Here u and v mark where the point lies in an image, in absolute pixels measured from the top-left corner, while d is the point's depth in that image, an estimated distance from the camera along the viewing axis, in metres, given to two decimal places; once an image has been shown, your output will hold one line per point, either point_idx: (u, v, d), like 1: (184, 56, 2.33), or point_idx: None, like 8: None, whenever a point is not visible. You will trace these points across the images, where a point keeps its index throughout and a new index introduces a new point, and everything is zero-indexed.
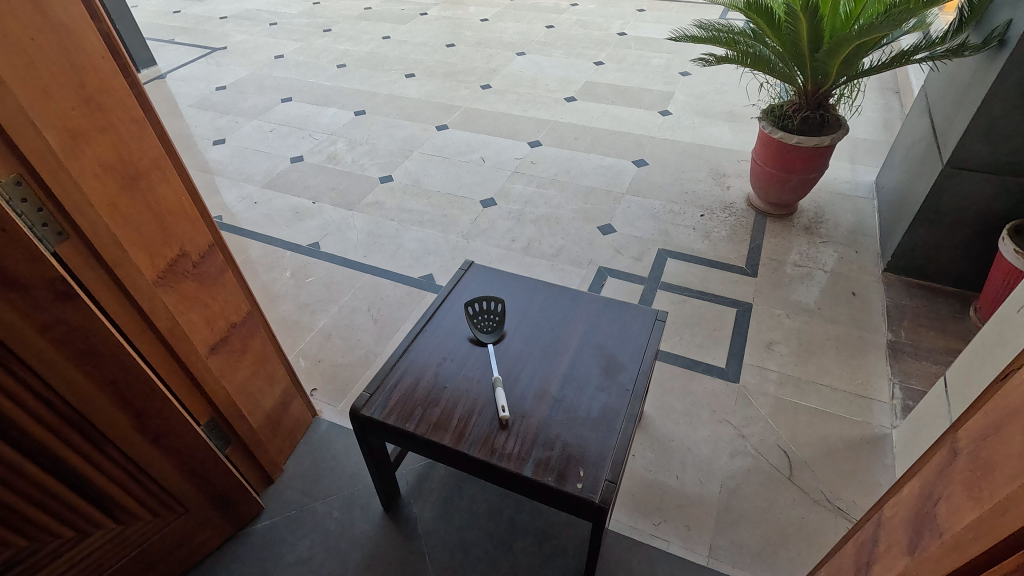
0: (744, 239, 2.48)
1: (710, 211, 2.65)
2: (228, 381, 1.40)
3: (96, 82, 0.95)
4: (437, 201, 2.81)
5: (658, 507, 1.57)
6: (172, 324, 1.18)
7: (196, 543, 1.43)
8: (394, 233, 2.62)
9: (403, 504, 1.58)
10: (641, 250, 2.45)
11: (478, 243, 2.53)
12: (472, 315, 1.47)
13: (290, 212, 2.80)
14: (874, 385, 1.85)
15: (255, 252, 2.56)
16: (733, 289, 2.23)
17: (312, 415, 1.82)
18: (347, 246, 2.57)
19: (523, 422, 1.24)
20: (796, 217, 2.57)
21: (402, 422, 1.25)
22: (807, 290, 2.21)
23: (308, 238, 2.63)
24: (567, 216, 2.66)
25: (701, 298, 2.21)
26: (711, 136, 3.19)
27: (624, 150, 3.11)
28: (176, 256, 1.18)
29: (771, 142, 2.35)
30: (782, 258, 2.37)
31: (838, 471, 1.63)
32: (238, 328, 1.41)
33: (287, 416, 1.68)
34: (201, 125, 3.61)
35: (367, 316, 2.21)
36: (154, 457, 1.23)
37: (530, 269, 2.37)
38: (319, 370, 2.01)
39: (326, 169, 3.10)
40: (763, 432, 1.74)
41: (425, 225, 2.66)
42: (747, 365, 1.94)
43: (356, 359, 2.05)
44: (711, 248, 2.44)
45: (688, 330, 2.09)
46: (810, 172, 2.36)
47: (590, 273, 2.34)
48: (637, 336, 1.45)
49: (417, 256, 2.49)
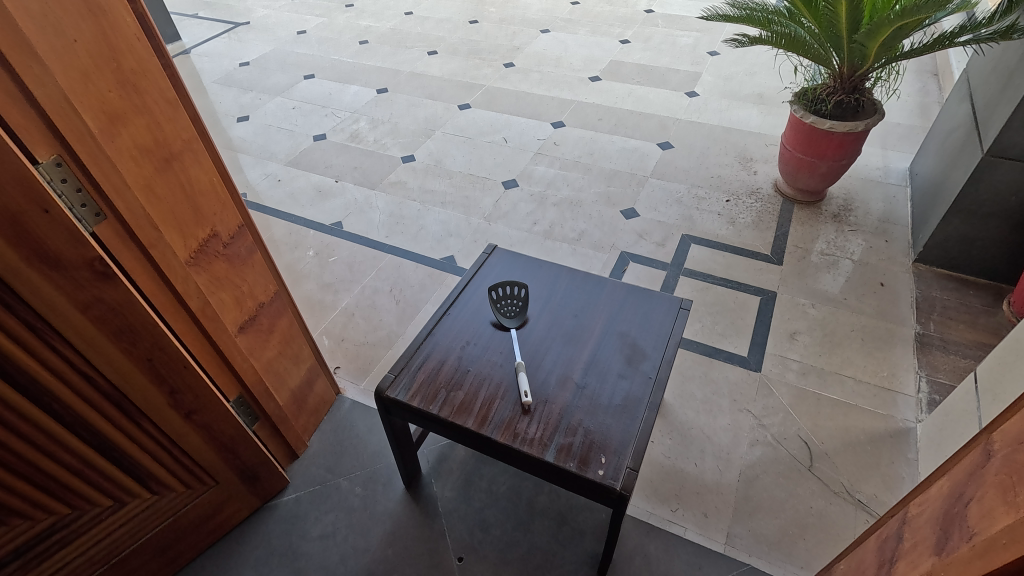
0: (770, 226, 2.43)
1: (736, 196, 2.59)
2: (256, 359, 1.43)
3: (131, 64, 0.96)
4: (458, 182, 2.80)
5: (676, 493, 1.58)
6: (203, 304, 1.20)
7: (226, 513, 1.49)
8: (417, 214, 2.63)
9: (424, 484, 1.62)
10: (664, 235, 2.42)
11: (499, 226, 2.53)
12: (495, 300, 1.47)
13: (313, 191, 2.82)
14: (899, 378, 1.82)
15: (279, 231, 2.59)
16: (757, 277, 2.20)
17: (336, 393, 1.85)
18: (370, 226, 2.59)
19: (545, 408, 1.25)
20: (824, 203, 2.50)
21: (426, 404, 1.27)
22: (831, 279, 2.17)
23: (330, 217, 2.65)
24: (589, 200, 2.63)
25: (723, 285, 2.18)
26: (738, 119, 3.10)
27: (649, 133, 3.05)
28: (207, 236, 1.20)
29: (802, 127, 2.28)
30: (809, 246, 2.32)
31: (860, 464, 1.62)
32: (266, 308, 1.43)
33: (311, 394, 1.71)
34: (225, 101, 3.63)
35: (389, 297, 2.23)
36: (187, 432, 1.26)
37: (551, 253, 2.37)
38: (342, 349, 2.04)
39: (349, 148, 3.10)
40: (784, 422, 1.73)
41: (447, 206, 2.66)
42: (769, 354, 1.93)
43: (379, 339, 2.08)
44: (736, 235, 2.40)
45: (709, 317, 2.07)
46: (841, 159, 2.29)
47: (612, 258, 2.33)
48: (661, 325, 1.44)
49: (439, 237, 2.50)
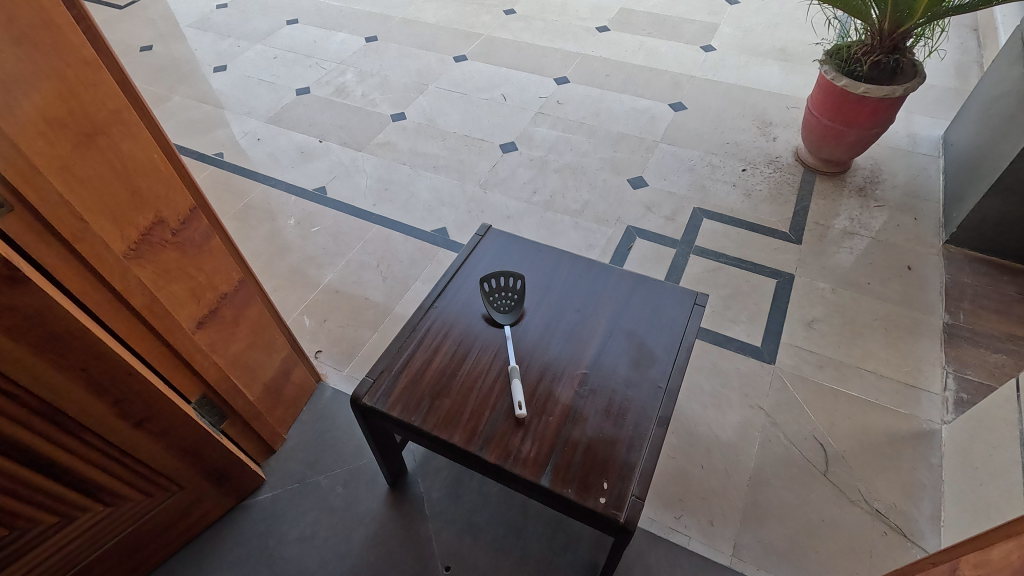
0: (789, 199, 2.23)
1: (753, 164, 2.38)
2: (220, 355, 1.29)
3: (30, 18, 0.76)
4: (452, 145, 2.58)
5: (680, 497, 1.47)
6: (149, 301, 1.05)
7: (196, 516, 1.38)
8: (407, 180, 2.43)
9: (410, 483, 1.50)
10: (674, 208, 2.24)
11: (496, 195, 2.34)
12: (488, 292, 1.32)
13: (295, 151, 2.60)
14: (924, 373, 1.69)
15: (258, 196, 2.40)
16: (774, 257, 2.03)
17: (316, 381, 1.72)
18: (356, 192, 2.39)
19: (541, 420, 1.11)
20: (849, 174, 2.30)
21: (407, 414, 1.13)
22: (854, 260, 2.00)
23: (313, 181, 2.45)
24: (594, 167, 2.43)
25: (737, 266, 2.01)
26: (758, 76, 2.84)
27: (660, 91, 2.81)
28: (151, 223, 1.03)
29: (833, 92, 2.06)
30: (831, 222, 2.14)
31: (878, 468, 1.51)
32: (230, 298, 1.27)
33: (289, 384, 1.58)
34: (201, 48, 3.34)
35: (376, 273, 2.08)
36: (139, 440, 1.13)
37: (551, 227, 2.20)
38: (325, 331, 1.90)
39: (334, 104, 2.86)
40: (798, 421, 1.61)
41: (440, 171, 2.46)
42: (784, 345, 1.78)
43: (363, 320, 1.93)
44: (752, 209, 2.21)
45: (721, 302, 1.91)
46: (872, 128, 2.07)
47: (617, 234, 2.16)
48: (673, 323, 1.29)
49: (430, 206, 2.31)
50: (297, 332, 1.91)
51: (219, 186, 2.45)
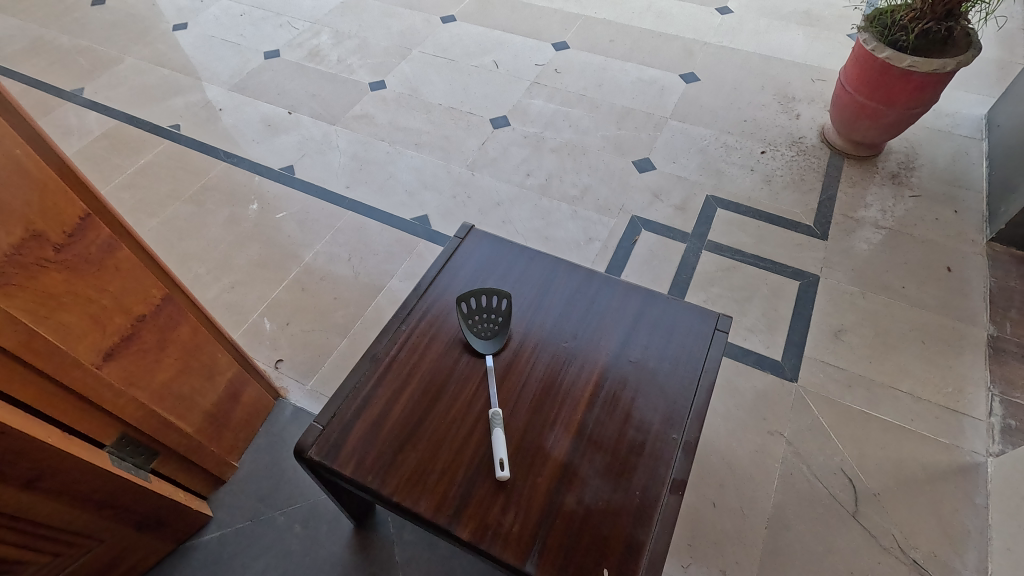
0: (814, 186, 1.99)
1: (774, 145, 2.12)
2: (141, 388, 1.06)
3: None
4: (437, 118, 2.30)
5: (688, 542, 1.29)
6: (26, 339, 0.81)
7: (127, 565, 1.19)
8: (385, 159, 2.17)
9: (378, 522, 1.31)
10: (684, 196, 1.99)
11: (484, 178, 2.09)
12: (466, 314, 1.09)
13: (261, 123, 2.32)
14: (967, 396, 1.48)
15: (217, 175, 2.13)
16: (796, 255, 1.80)
17: (275, 398, 1.51)
18: (327, 171, 2.13)
19: (527, 483, 0.91)
20: (881, 159, 2.04)
21: (363, 473, 0.92)
22: (887, 260, 1.77)
23: (280, 158, 2.19)
24: (595, 146, 2.17)
25: (754, 264, 1.79)
26: (780, 43, 2.54)
27: (671, 59, 2.51)
28: (21, 239, 0.78)
29: (872, 66, 1.78)
30: (861, 214, 1.90)
31: (914, 509, 1.32)
32: (151, 320, 1.04)
33: (237, 406, 1.36)
34: (161, 3, 3.00)
35: (347, 267, 1.84)
36: (35, 500, 0.92)
37: (546, 216, 1.96)
38: (287, 336, 1.68)
39: (307, 69, 2.56)
40: (823, 450, 1.41)
41: (422, 149, 2.20)
42: (807, 359, 1.57)
43: (331, 324, 1.70)
44: (771, 198, 1.96)
45: (736, 307, 1.69)
46: (913, 108, 1.81)
47: (619, 225, 1.92)
48: (690, 354, 1.07)
49: (411, 190, 2.06)
50: (256, 337, 1.68)
51: (175, 164, 2.18)
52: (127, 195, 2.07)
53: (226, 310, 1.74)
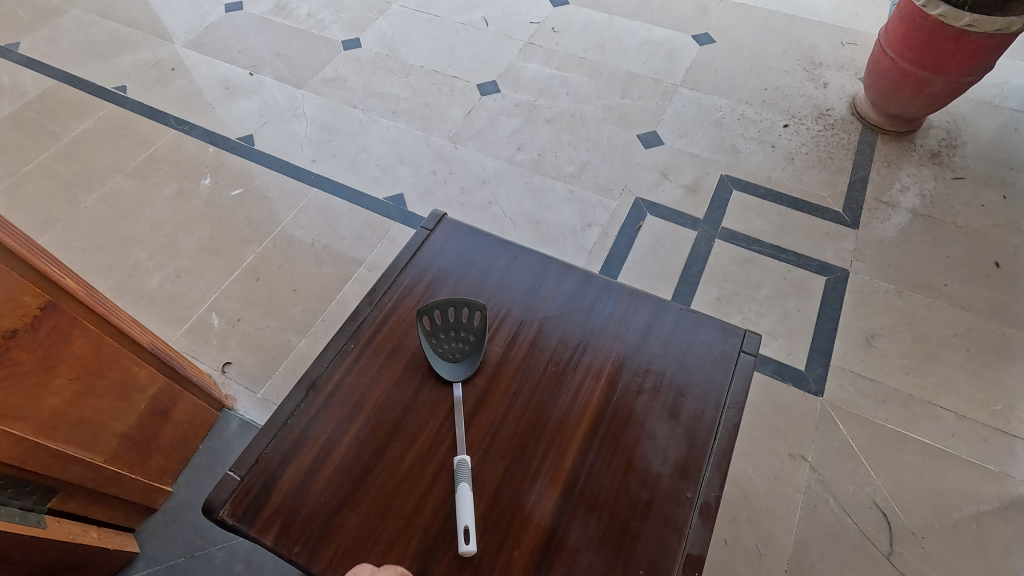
0: (843, 165, 1.75)
1: (798, 117, 1.87)
2: (21, 419, 0.85)
3: None
4: (417, 82, 2.04)
5: None
6: None
7: None
8: (357, 128, 1.91)
9: None
10: (695, 175, 1.75)
11: (469, 151, 1.84)
12: (431, 330, 0.87)
13: (219, 86, 2.05)
14: (1018, 415, 1.29)
15: (166, 145, 1.88)
16: (822, 246, 1.57)
17: (219, 409, 1.31)
18: (291, 142, 1.88)
19: (498, 559, 0.71)
20: (920, 135, 1.80)
21: (290, 543, 0.72)
22: (926, 252, 1.55)
23: (238, 126, 1.93)
24: (595, 116, 1.91)
25: (773, 256, 1.56)
26: (806, 0, 2.26)
27: (683, 18, 2.23)
28: None
29: (922, 25, 1.52)
30: (897, 198, 1.67)
31: (958, 551, 1.13)
32: (25, 335, 0.81)
33: (167, 424, 1.15)
34: None
35: (309, 255, 1.61)
36: None
37: (538, 197, 1.72)
38: (238, 335, 1.46)
39: (273, 25, 2.27)
40: (853, 478, 1.21)
41: (399, 117, 1.94)
42: (834, 369, 1.36)
43: (289, 321, 1.49)
44: (795, 179, 1.72)
45: (753, 306, 1.48)
46: (966, 75, 1.56)
47: (621, 208, 1.69)
48: (710, 382, 0.85)
49: (385, 165, 1.81)
50: (202, 336, 1.46)
51: (118, 131, 1.92)
52: (61, 166, 1.82)
53: (170, 303, 1.52)
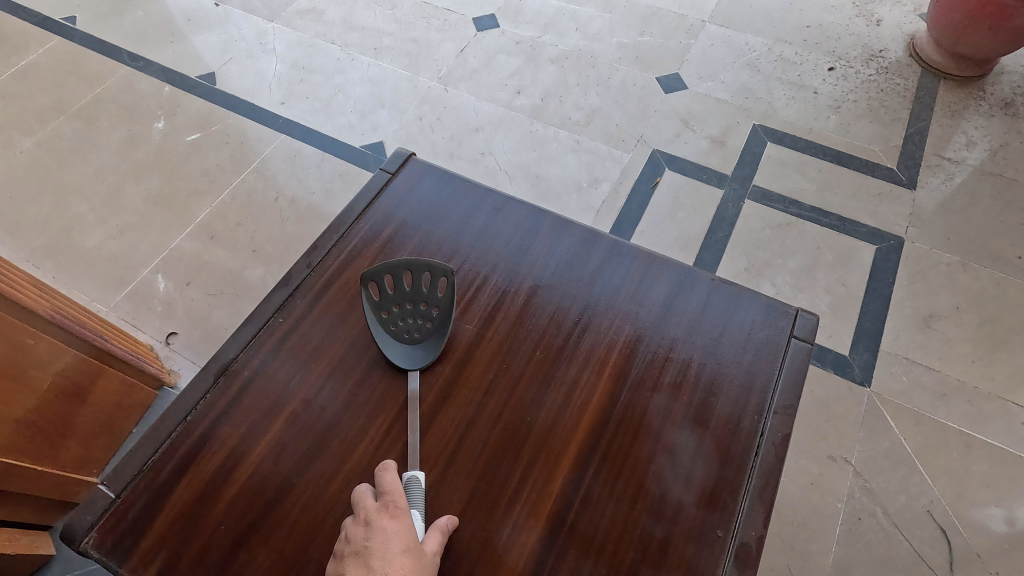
0: (897, 116, 1.49)
1: (845, 59, 1.60)
2: None
3: None
4: (404, 15, 1.78)
5: None
6: None
7: None
8: (334, 67, 1.67)
9: None
10: (723, 124, 1.50)
11: (461, 94, 1.59)
12: (384, 300, 0.66)
13: (179, 18, 1.81)
14: None
15: (117, 83, 1.65)
16: (871, 209, 1.34)
17: (159, 388, 1.12)
18: (258, 82, 1.64)
19: None
20: (990, 81, 1.53)
21: None
22: (995, 218, 1.31)
23: (200, 63, 1.69)
24: (608, 55, 1.65)
25: (813, 220, 1.33)
26: None
27: None
28: None
29: None
30: (961, 154, 1.41)
31: None
32: None
33: (88, 407, 0.97)
34: None
35: (273, 211, 1.39)
36: None
37: (539, 147, 1.49)
38: (186, 301, 1.27)
39: None
40: (904, 486, 1.01)
41: (383, 54, 1.69)
42: (884, 355, 1.15)
43: (246, 286, 1.29)
44: (841, 131, 1.47)
45: (787, 278, 1.25)
46: None
47: (635, 162, 1.45)
48: (750, 376, 0.64)
49: (364, 108, 1.58)
50: (145, 301, 1.27)
51: (64, 67, 1.69)
52: None
53: (110, 263, 1.32)
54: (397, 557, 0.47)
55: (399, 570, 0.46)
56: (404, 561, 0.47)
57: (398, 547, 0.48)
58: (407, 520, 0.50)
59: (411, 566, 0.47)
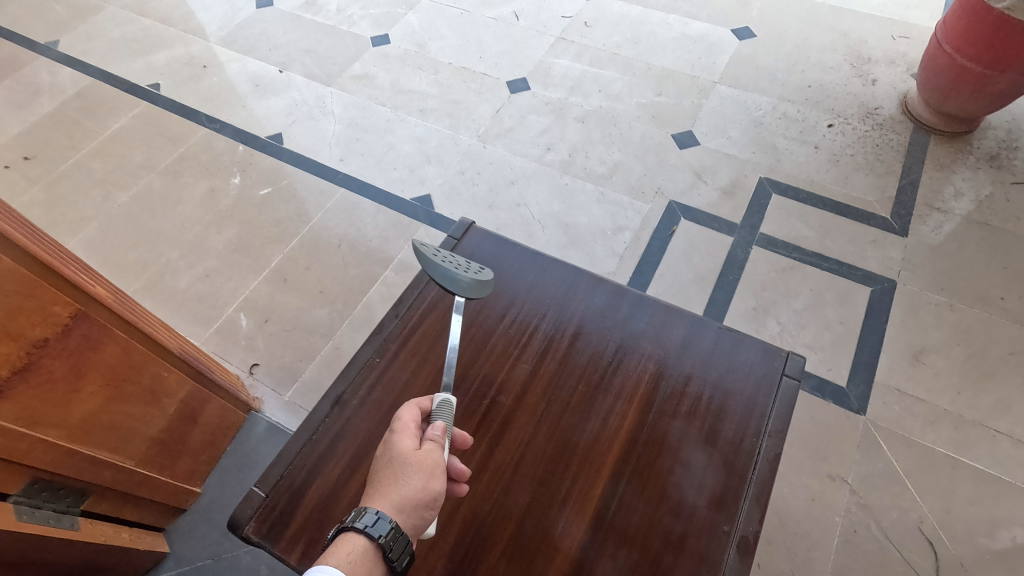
0: (891, 169, 1.65)
1: (843, 117, 1.78)
2: (55, 424, 0.85)
3: None
4: (446, 79, 2.01)
5: None
6: None
7: None
8: (385, 127, 1.89)
9: None
10: (733, 177, 1.68)
11: (498, 150, 1.80)
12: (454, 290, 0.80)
13: (249, 83, 2.06)
14: None
15: (198, 143, 1.89)
16: (867, 255, 1.49)
17: (248, 411, 1.32)
18: (320, 141, 1.87)
19: None
20: (976, 137, 1.68)
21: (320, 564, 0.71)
22: (981, 263, 1.46)
23: (268, 125, 1.93)
24: (629, 114, 1.85)
25: (814, 265, 1.49)
26: None
27: (722, 10, 2.14)
28: None
29: (986, 20, 1.42)
30: (950, 204, 1.57)
31: None
32: (56, 346, 0.81)
33: (198, 428, 1.17)
34: None
35: (336, 256, 1.60)
36: None
37: (568, 198, 1.68)
38: (265, 336, 1.47)
39: (301, 21, 2.26)
40: (896, 503, 1.15)
41: (428, 115, 1.91)
42: (879, 387, 1.29)
43: (316, 323, 1.48)
44: (840, 182, 1.64)
45: (791, 317, 1.41)
46: None
47: (654, 212, 1.63)
48: (750, 405, 0.80)
49: (412, 164, 1.80)
50: (231, 336, 1.47)
51: (151, 128, 1.94)
52: (98, 164, 1.85)
53: (199, 302, 1.53)
54: (384, 466, 0.59)
55: (380, 478, 0.58)
56: (386, 470, 0.59)
57: (388, 458, 0.60)
58: (395, 435, 0.61)
59: (389, 472, 0.58)
